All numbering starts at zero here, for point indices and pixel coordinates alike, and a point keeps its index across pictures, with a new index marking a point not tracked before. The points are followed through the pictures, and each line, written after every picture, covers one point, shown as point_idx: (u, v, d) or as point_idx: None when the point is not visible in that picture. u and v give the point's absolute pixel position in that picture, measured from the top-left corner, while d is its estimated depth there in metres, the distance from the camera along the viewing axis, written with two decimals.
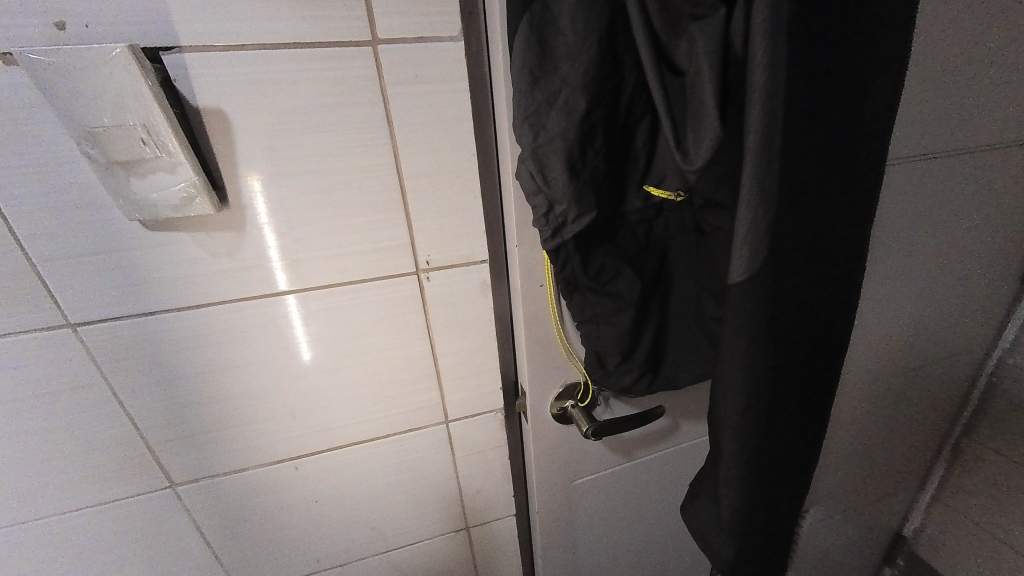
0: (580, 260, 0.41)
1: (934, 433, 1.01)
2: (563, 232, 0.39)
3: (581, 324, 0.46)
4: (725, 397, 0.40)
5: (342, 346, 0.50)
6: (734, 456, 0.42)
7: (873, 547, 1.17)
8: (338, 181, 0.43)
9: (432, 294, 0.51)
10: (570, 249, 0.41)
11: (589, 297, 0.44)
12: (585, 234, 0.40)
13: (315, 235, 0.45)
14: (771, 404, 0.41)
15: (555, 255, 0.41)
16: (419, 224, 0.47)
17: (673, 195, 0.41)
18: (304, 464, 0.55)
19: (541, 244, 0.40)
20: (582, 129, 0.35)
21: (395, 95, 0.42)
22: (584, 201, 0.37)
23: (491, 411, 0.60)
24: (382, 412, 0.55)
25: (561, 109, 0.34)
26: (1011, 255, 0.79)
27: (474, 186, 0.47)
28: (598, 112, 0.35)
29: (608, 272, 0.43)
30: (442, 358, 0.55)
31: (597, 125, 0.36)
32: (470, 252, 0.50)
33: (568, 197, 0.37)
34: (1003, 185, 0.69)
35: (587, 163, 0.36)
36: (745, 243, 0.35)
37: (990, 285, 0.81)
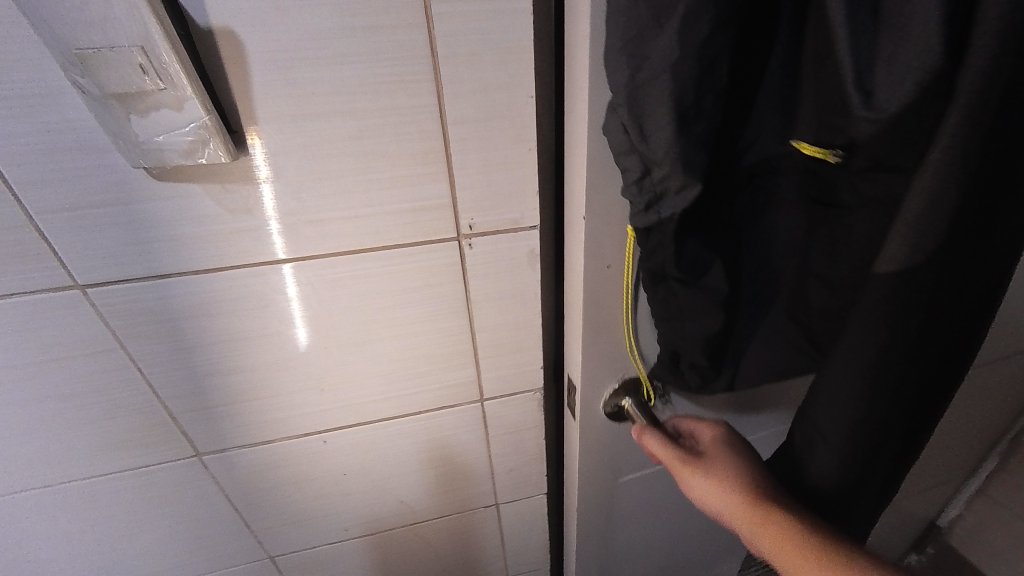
0: (674, 249, 0.34)
1: (992, 426, 0.93)
2: (661, 206, 0.32)
3: (662, 318, 0.39)
4: (835, 401, 0.34)
5: (373, 317, 0.45)
6: (837, 466, 0.37)
7: (903, 535, 1.13)
8: (369, 127, 0.37)
9: (474, 264, 0.45)
10: (668, 234, 0.33)
11: (676, 291, 0.37)
12: (689, 215, 0.33)
13: (344, 191, 0.39)
14: (891, 420, 0.35)
15: (648, 235, 0.35)
16: (463, 181, 0.40)
17: (825, 154, 0.31)
18: (331, 439, 0.52)
19: (633, 220, 0.34)
20: (703, 58, 0.27)
21: (444, 19, 0.34)
22: (694, 167, 0.29)
23: (531, 391, 0.56)
24: (414, 388, 0.51)
25: (679, 25, 0.26)
26: None
27: (530, 136, 0.40)
28: (727, 35, 0.27)
29: (702, 261, 0.35)
30: (481, 335, 0.50)
31: (724, 56, 0.28)
32: (519, 216, 0.43)
33: (671, 158, 0.29)
34: None
35: (704, 112, 0.28)
36: (907, 224, 0.27)
37: None
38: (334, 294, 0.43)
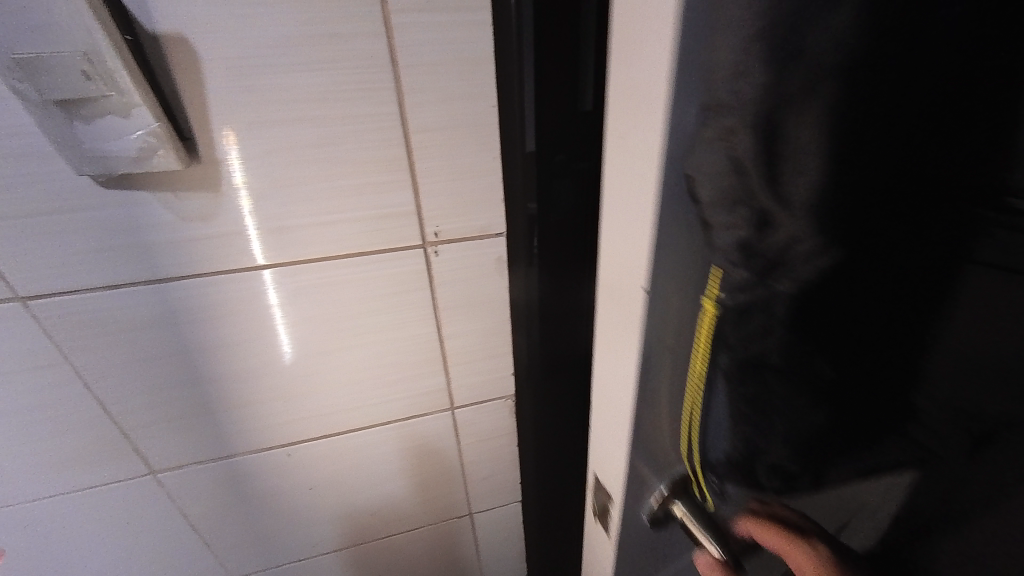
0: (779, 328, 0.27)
1: None
2: (775, 287, 0.27)
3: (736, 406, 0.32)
4: None
5: (340, 326, 0.45)
6: None
7: None
8: (331, 134, 0.37)
9: (442, 271, 0.45)
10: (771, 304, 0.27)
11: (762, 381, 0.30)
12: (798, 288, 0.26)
13: (307, 197, 0.38)
14: None
15: (740, 318, 0.29)
16: (428, 189, 0.40)
17: None
18: (297, 452, 0.51)
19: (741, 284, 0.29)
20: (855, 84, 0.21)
21: (406, 28, 0.34)
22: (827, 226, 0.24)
23: (503, 398, 0.55)
24: (383, 398, 0.51)
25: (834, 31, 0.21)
26: None
27: (494, 143, 0.40)
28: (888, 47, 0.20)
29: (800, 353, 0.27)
30: (451, 343, 0.49)
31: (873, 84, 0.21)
32: (486, 223, 0.43)
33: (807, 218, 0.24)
34: None
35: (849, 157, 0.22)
36: None
37: None
38: (299, 303, 0.42)
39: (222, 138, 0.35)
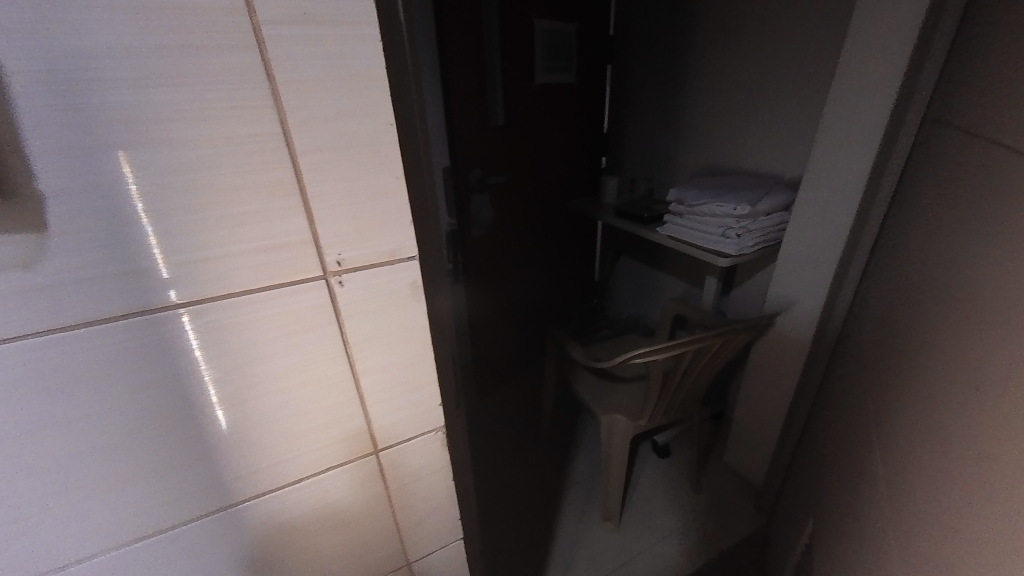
0: None
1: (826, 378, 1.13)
2: None
3: None
4: None
5: (231, 373, 0.39)
6: None
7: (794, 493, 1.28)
8: (200, 159, 0.32)
9: (349, 303, 0.41)
10: None
11: None
12: None
13: (189, 229, 0.33)
14: None
15: None
16: (323, 214, 0.37)
17: None
18: (181, 536, 0.43)
19: None
20: None
21: (280, 40, 0.31)
22: None
23: (432, 431, 0.52)
24: (292, 451, 0.45)
25: None
26: (900, 221, 0.87)
27: (396, 163, 0.38)
28: None
29: None
30: (368, 380, 0.45)
31: None
32: (394, 248, 0.40)
33: None
34: (948, 159, 0.71)
35: None
36: None
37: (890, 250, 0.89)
38: (180, 354, 0.36)
39: (117, 162, 0.30)
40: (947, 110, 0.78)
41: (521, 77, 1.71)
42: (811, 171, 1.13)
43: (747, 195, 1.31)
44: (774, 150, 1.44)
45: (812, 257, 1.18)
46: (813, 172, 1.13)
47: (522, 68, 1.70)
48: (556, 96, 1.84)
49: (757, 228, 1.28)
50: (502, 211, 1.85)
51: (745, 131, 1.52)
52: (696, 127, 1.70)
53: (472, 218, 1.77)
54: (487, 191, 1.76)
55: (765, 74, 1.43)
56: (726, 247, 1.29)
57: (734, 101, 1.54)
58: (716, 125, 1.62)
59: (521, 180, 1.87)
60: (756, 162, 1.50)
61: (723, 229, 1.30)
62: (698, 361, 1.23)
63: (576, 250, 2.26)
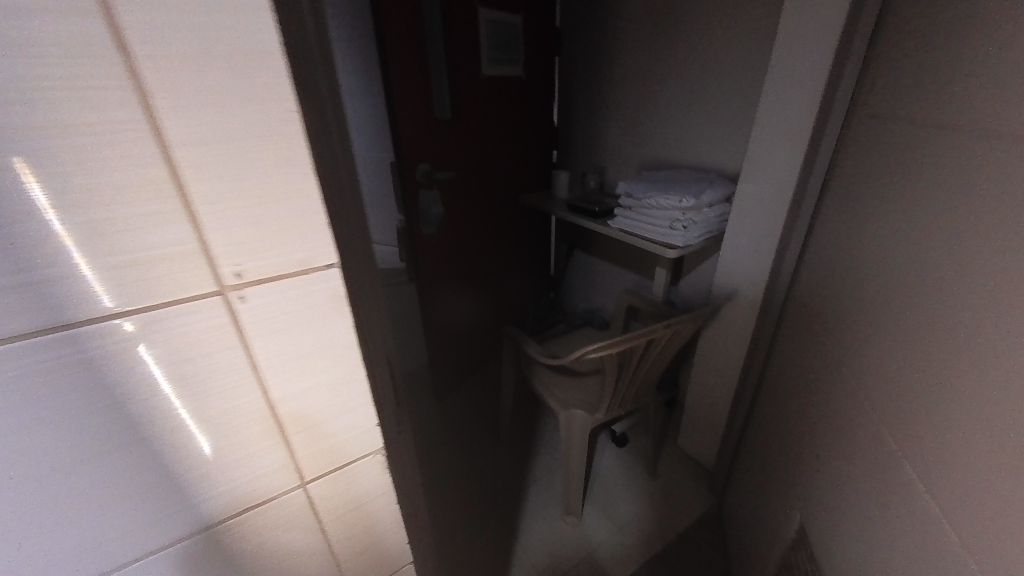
0: None
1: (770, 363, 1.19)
2: None
3: None
4: None
5: (147, 403, 0.34)
6: None
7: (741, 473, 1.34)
8: (37, 156, 0.26)
9: (261, 321, 0.35)
10: None
11: None
12: None
13: (29, 242, 0.27)
14: None
15: None
16: (212, 219, 0.31)
17: None
18: None
19: None
20: None
21: (134, 8, 0.25)
22: None
23: (369, 456, 0.46)
24: (196, 494, 0.39)
25: None
26: (833, 211, 0.92)
27: (303, 157, 0.32)
28: None
29: None
30: (295, 407, 0.40)
31: None
32: (308, 255, 0.35)
33: None
34: (881, 151, 0.74)
35: None
36: None
37: (825, 240, 0.93)
38: (84, 387, 0.31)
39: (12, 168, 0.25)
40: (872, 104, 0.82)
41: (466, 67, 1.65)
42: (751, 164, 1.17)
43: (692, 188, 1.34)
44: (715, 143, 1.48)
45: (754, 246, 1.22)
46: (750, 164, 1.17)
47: (466, 58, 1.64)
48: (503, 88, 1.80)
49: (703, 219, 1.32)
50: (453, 207, 1.80)
51: (686, 124, 1.56)
52: (640, 121, 1.72)
53: (422, 215, 1.69)
54: (436, 186, 1.70)
55: (703, 68, 1.46)
56: (674, 239, 1.32)
57: (676, 95, 1.57)
58: (660, 118, 1.65)
59: (471, 175, 1.82)
60: (697, 156, 1.55)
61: (670, 221, 1.33)
62: (650, 352, 1.25)
63: (530, 245, 2.25)
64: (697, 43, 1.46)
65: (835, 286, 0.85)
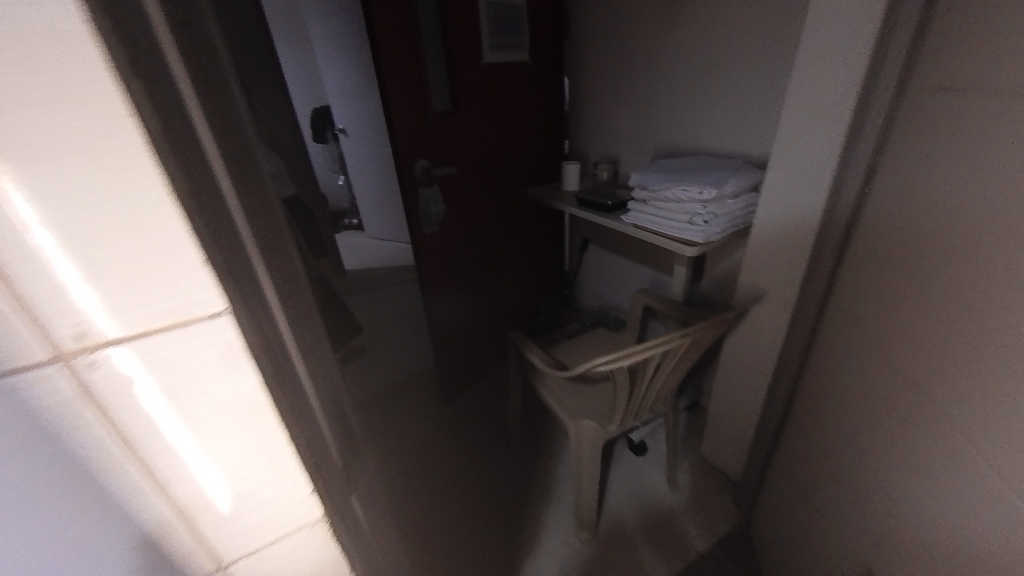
0: None
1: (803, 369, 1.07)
2: None
3: None
4: None
5: (35, 481, 0.28)
6: None
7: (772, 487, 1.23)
8: None
9: (132, 391, 0.27)
10: None
11: None
12: None
13: None
14: None
15: None
16: (25, 270, 0.23)
17: None
18: None
19: None
20: None
21: None
22: None
23: (305, 527, 0.38)
24: None
25: None
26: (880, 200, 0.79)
27: (146, 178, 0.23)
28: None
29: None
30: (202, 482, 0.32)
31: None
32: (178, 305, 0.26)
33: None
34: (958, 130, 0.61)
35: None
36: None
37: (872, 233, 0.81)
38: None
39: None
40: (933, 73, 0.69)
41: (464, 55, 1.55)
42: (781, 149, 1.03)
43: (712, 176, 1.20)
44: (739, 125, 1.34)
45: (782, 240, 1.09)
46: (779, 147, 1.04)
47: (464, 44, 1.54)
48: (504, 75, 1.69)
49: (725, 212, 1.18)
50: (454, 205, 1.71)
51: (705, 105, 1.42)
52: (654, 104, 1.59)
53: (424, 215, 1.60)
54: (436, 184, 1.61)
55: (723, 42, 1.32)
56: (693, 235, 1.19)
57: (693, 73, 1.43)
58: (676, 101, 1.51)
59: (473, 170, 1.73)
60: (717, 140, 1.41)
61: (688, 215, 1.20)
62: (667, 361, 1.13)
63: (539, 241, 2.15)
64: (715, 15, 1.32)
65: (886, 286, 0.75)
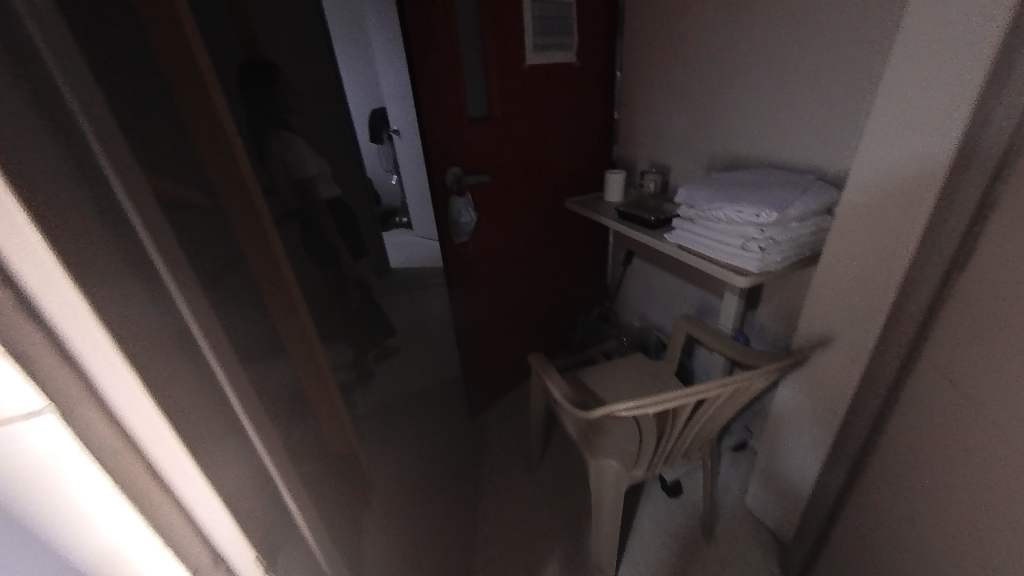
0: None
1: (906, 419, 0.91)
2: None
3: None
4: None
5: None
6: None
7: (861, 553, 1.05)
8: None
9: (35, 467, 0.29)
10: None
11: None
12: None
13: None
14: None
15: None
16: None
17: None
18: None
19: None
20: None
21: None
22: None
23: None
24: None
25: None
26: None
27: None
28: None
29: None
30: (115, 547, 0.33)
31: None
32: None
33: None
34: None
35: None
36: None
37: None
38: None
39: None
40: None
41: (502, 59, 1.48)
42: (861, 168, 0.86)
43: (775, 195, 1.03)
44: (808, 136, 1.16)
45: (860, 276, 0.91)
46: (861, 165, 0.86)
47: (503, 48, 1.47)
48: (544, 79, 1.61)
49: (788, 238, 1.01)
50: (486, 214, 1.67)
51: (768, 112, 1.25)
52: (710, 111, 1.43)
53: (455, 225, 1.55)
54: (469, 193, 1.56)
55: (792, 40, 1.15)
56: (746, 262, 1.04)
57: (755, 76, 1.26)
58: (734, 107, 1.35)
59: (507, 179, 1.66)
60: (783, 153, 1.24)
61: (743, 239, 1.04)
62: (710, 407, 0.98)
63: (575, 251, 2.06)
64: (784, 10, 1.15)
65: None
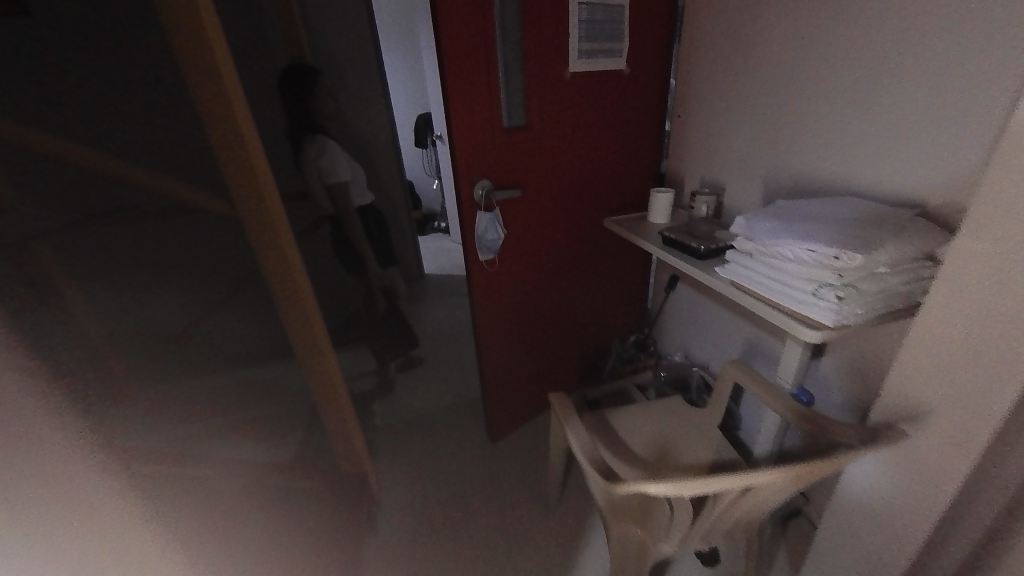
0: None
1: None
2: None
3: None
4: None
5: None
6: None
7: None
8: None
9: None
10: None
11: None
12: None
13: None
14: None
15: None
16: None
17: None
18: None
19: None
20: None
21: None
22: None
23: None
24: None
25: None
26: None
27: None
28: None
29: None
30: None
31: None
32: None
33: None
34: None
35: None
36: None
37: None
38: None
39: None
40: None
41: (543, 67, 1.37)
42: (981, 208, 0.66)
43: (857, 233, 0.84)
44: (902, 162, 0.96)
45: (972, 344, 0.71)
46: (983, 205, 0.66)
47: (544, 54, 1.36)
48: (587, 89, 1.48)
49: (874, 287, 0.82)
50: (516, 232, 1.56)
51: (850, 132, 1.06)
52: (777, 128, 1.25)
53: (482, 242, 1.45)
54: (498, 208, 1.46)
55: (889, 47, 0.95)
56: (819, 314, 0.85)
57: (837, 91, 1.07)
58: (807, 124, 1.16)
59: (540, 195, 1.55)
60: (867, 179, 1.04)
61: (814, 284, 0.86)
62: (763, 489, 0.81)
63: (609, 272, 1.91)
64: (881, 12, 0.96)
65: None
